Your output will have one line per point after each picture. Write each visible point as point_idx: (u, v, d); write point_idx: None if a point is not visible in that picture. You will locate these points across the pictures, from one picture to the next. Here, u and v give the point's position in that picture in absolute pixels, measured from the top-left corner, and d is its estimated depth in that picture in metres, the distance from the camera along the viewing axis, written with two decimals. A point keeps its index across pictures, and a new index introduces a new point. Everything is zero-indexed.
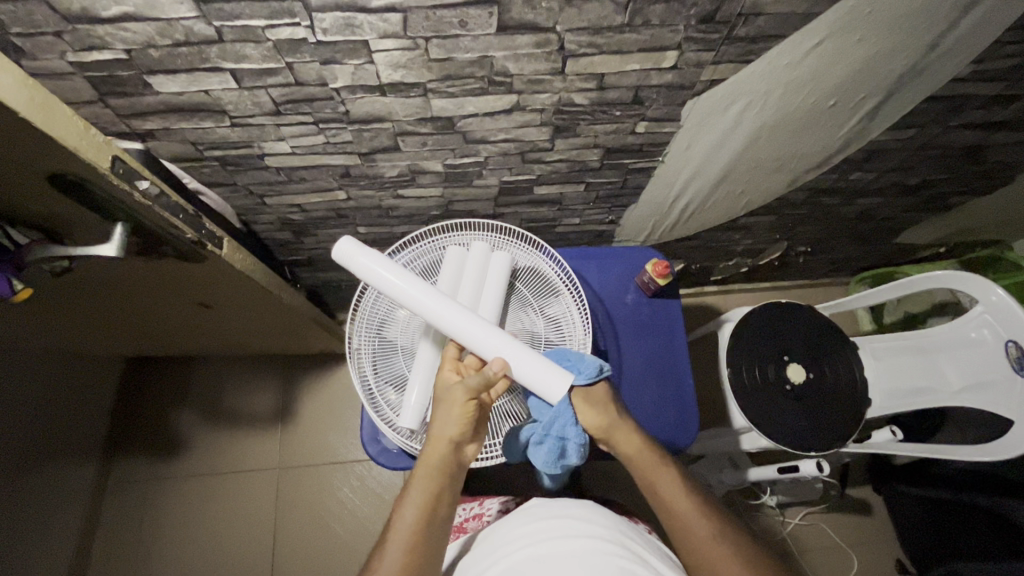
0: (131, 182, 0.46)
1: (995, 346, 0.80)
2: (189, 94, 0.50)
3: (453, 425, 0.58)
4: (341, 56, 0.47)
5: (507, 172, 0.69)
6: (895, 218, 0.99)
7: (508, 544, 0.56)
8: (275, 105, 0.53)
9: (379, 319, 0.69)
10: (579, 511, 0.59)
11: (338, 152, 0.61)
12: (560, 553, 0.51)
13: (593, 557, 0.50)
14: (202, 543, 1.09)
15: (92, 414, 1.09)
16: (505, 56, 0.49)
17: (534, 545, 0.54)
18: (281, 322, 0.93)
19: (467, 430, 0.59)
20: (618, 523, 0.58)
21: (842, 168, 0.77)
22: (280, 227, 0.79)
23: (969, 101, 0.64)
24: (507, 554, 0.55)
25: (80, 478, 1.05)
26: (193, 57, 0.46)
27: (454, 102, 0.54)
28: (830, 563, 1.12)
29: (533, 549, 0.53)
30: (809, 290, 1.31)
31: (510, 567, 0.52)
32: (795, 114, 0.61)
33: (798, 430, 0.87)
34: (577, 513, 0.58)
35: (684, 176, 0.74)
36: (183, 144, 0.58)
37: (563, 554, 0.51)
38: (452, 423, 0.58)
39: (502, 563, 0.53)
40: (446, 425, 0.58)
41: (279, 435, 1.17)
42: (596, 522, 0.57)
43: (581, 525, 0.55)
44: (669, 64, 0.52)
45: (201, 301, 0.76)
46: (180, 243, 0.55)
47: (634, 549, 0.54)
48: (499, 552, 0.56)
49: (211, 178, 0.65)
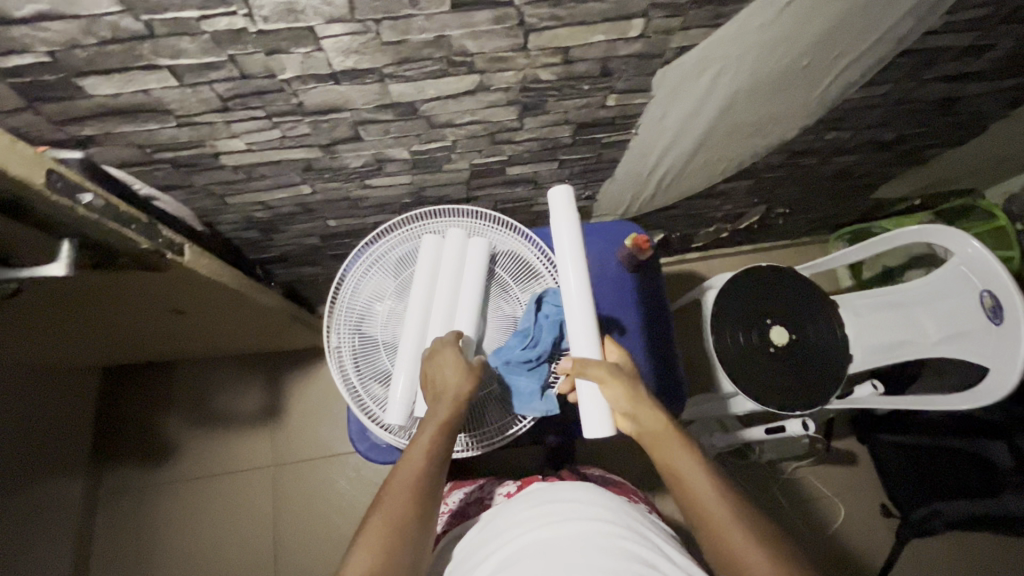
0: (73, 196, 0.43)
1: (971, 296, 0.80)
2: (127, 95, 0.47)
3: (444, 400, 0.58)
4: (286, 44, 0.44)
5: (477, 154, 0.67)
6: (872, 173, 0.98)
7: (510, 530, 0.56)
8: (223, 101, 0.49)
9: (357, 315, 0.69)
10: (582, 495, 0.59)
11: (297, 145, 0.58)
12: (565, 535, 0.51)
13: (599, 541, 0.50)
14: (202, 545, 1.09)
15: (75, 427, 1.06)
16: (463, 34, 0.46)
17: (538, 528, 0.53)
18: (258, 322, 0.90)
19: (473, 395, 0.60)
20: (617, 504, 0.59)
21: (818, 129, 0.76)
22: (246, 226, 0.76)
23: (942, 53, 0.63)
24: (510, 539, 0.54)
25: (70, 492, 1.04)
26: (125, 55, 0.42)
27: (414, 86, 0.52)
28: (819, 513, 1.16)
29: (537, 531, 0.53)
30: (789, 250, 1.32)
31: (515, 550, 0.52)
32: (768, 77, 0.60)
33: (784, 391, 0.88)
34: (578, 497, 0.58)
35: (660, 147, 0.72)
36: (129, 149, 0.55)
37: (568, 537, 0.51)
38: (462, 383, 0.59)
39: (505, 550, 0.53)
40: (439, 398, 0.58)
41: (269, 433, 1.16)
42: (600, 506, 0.57)
43: (584, 509, 0.55)
44: (635, 33, 0.50)
45: (171, 308, 0.73)
46: (136, 252, 0.52)
47: (637, 529, 0.55)
48: (501, 539, 0.55)
49: (165, 181, 0.62)
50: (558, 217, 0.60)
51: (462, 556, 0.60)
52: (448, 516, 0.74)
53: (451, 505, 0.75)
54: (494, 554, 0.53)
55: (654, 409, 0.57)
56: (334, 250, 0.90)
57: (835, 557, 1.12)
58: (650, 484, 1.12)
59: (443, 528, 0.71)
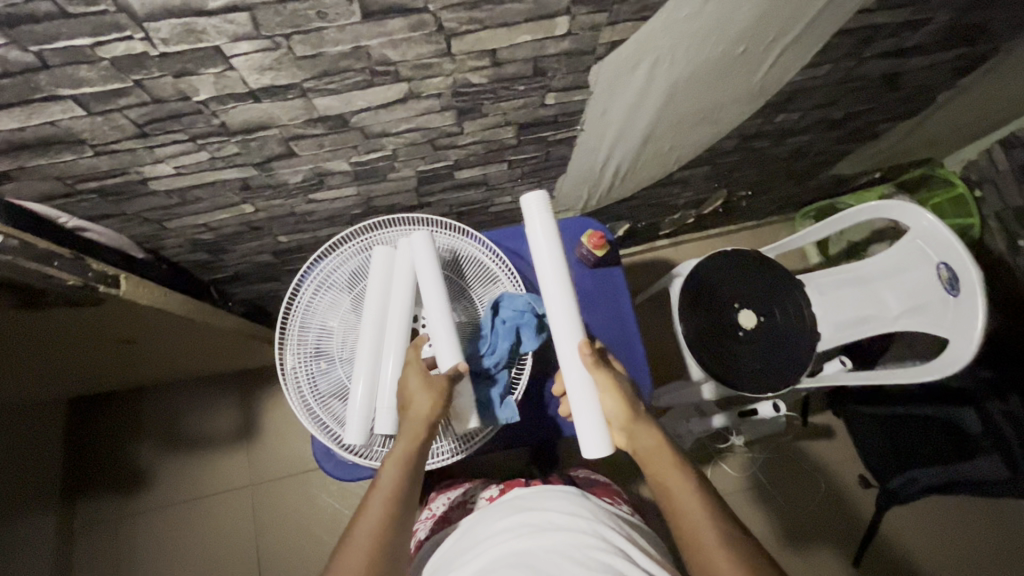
0: None
1: (928, 269, 0.81)
2: (33, 128, 0.45)
3: (427, 401, 0.58)
4: (194, 66, 0.42)
5: (421, 161, 0.66)
6: (828, 151, 0.98)
7: (484, 542, 0.55)
8: (139, 127, 0.47)
9: (311, 333, 0.67)
10: (562, 505, 0.58)
11: (229, 166, 0.56)
12: (539, 548, 0.51)
13: (576, 553, 0.50)
14: (183, 571, 1.07)
15: (40, 463, 1.04)
16: (380, 43, 0.44)
17: (515, 540, 0.53)
18: (219, 344, 0.88)
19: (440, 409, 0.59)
20: (592, 510, 0.58)
21: (766, 112, 0.76)
22: (193, 249, 0.74)
23: (880, 31, 0.62)
24: (485, 549, 0.53)
25: (41, 529, 1.01)
26: (20, 88, 0.40)
27: (340, 99, 0.50)
28: (801, 489, 1.17)
29: (514, 542, 0.52)
30: (757, 231, 1.32)
31: (491, 561, 0.51)
32: (706, 66, 0.59)
33: (753, 375, 0.88)
34: (552, 506, 0.58)
35: (608, 141, 0.71)
36: (48, 182, 0.52)
37: (542, 549, 0.51)
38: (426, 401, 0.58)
39: (480, 562, 0.52)
40: (422, 397, 0.58)
41: (245, 452, 1.15)
42: (579, 515, 0.56)
43: (563, 521, 0.55)
44: (562, 31, 0.48)
45: (119, 338, 0.71)
46: (63, 290, 0.50)
47: (611, 536, 0.54)
48: (474, 551, 0.54)
49: (96, 211, 0.60)
50: (533, 224, 0.63)
51: (438, 564, 0.59)
52: (432, 521, 0.73)
53: (435, 510, 0.75)
54: (469, 565, 0.53)
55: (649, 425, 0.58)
56: (291, 265, 0.88)
57: (818, 531, 1.14)
58: (632, 473, 1.12)
59: (427, 536, 0.71)
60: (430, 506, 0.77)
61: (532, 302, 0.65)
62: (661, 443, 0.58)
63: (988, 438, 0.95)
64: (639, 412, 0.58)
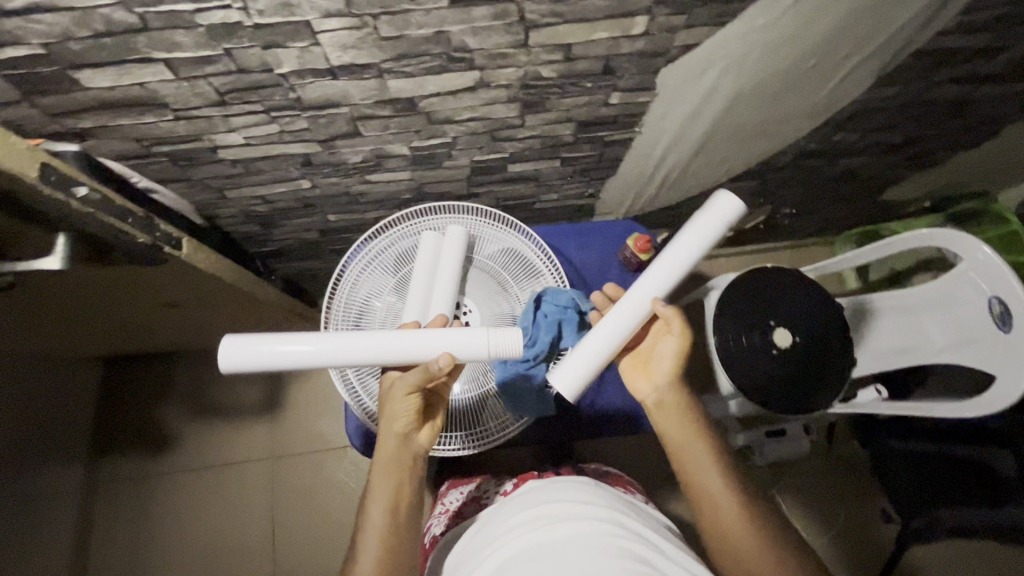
0: (68, 189, 0.43)
1: (979, 303, 0.78)
2: (123, 88, 0.46)
3: (400, 420, 0.57)
4: (283, 38, 0.43)
5: (477, 151, 0.66)
6: (881, 175, 0.97)
7: (505, 532, 0.55)
8: (220, 95, 0.49)
9: (355, 311, 0.68)
10: (578, 494, 0.58)
11: (296, 140, 0.58)
12: (558, 535, 0.51)
13: (592, 539, 0.50)
14: (200, 535, 1.10)
15: (76, 416, 1.07)
16: (462, 30, 0.45)
17: (532, 531, 0.53)
18: (257, 316, 0.90)
19: (414, 420, 0.58)
20: (612, 501, 0.58)
21: (825, 130, 0.75)
22: (246, 220, 0.76)
23: (955, 55, 0.61)
24: (506, 540, 0.54)
25: (70, 479, 1.05)
26: (119, 48, 0.42)
27: (413, 82, 0.51)
28: (820, 517, 1.14)
29: (532, 534, 0.52)
30: (795, 250, 1.30)
31: (510, 554, 0.51)
32: (774, 76, 0.58)
33: (785, 393, 0.87)
34: (572, 495, 0.58)
35: (663, 145, 0.71)
36: (126, 142, 0.54)
37: (561, 536, 0.51)
38: (399, 417, 0.57)
39: (501, 551, 0.52)
40: (393, 420, 0.57)
41: (269, 425, 1.16)
42: (596, 504, 0.56)
43: (578, 508, 0.55)
44: (639, 31, 0.49)
45: (169, 300, 0.73)
46: (132, 247, 0.52)
47: (631, 526, 0.54)
48: (496, 541, 0.55)
49: (164, 175, 0.62)
50: (705, 220, 0.60)
51: (459, 561, 0.59)
52: (447, 517, 0.74)
53: (451, 507, 0.75)
54: (490, 554, 0.53)
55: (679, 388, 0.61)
56: (335, 244, 0.90)
57: (834, 561, 1.11)
58: (648, 483, 1.11)
59: (442, 531, 0.71)
60: (444, 501, 0.78)
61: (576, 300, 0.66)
62: (685, 404, 0.60)
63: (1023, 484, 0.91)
64: (677, 370, 0.61)
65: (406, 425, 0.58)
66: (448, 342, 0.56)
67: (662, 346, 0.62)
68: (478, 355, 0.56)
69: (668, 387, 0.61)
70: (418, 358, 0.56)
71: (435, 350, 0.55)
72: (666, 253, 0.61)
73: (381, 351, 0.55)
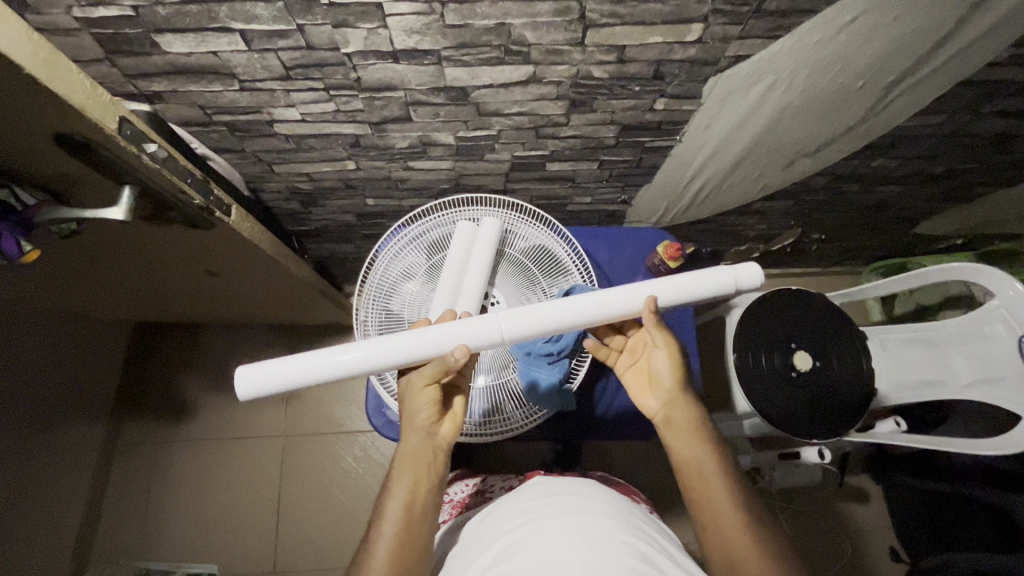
0: (140, 145, 0.45)
1: (1011, 343, 0.77)
2: (198, 55, 0.49)
3: (422, 412, 0.58)
4: (353, 19, 0.45)
5: (519, 147, 0.68)
6: (916, 206, 0.96)
7: (510, 521, 0.55)
8: (285, 70, 0.51)
9: (386, 290, 0.70)
10: (586, 490, 0.58)
11: (348, 121, 0.60)
12: (563, 527, 0.51)
13: (598, 533, 0.50)
14: (209, 505, 1.12)
15: (103, 376, 1.10)
16: (523, 24, 0.47)
17: (536, 521, 0.53)
18: (287, 293, 0.92)
19: (437, 412, 0.59)
20: (620, 501, 0.58)
21: (865, 154, 0.75)
22: (289, 196, 0.78)
23: (1003, 88, 0.62)
24: (510, 530, 0.54)
25: (91, 437, 1.07)
26: (201, 16, 0.44)
27: (469, 72, 0.53)
28: (828, 550, 1.12)
29: (537, 524, 0.52)
30: (821, 278, 1.30)
31: (513, 542, 0.51)
32: (821, 95, 0.59)
33: (800, 417, 0.85)
34: (580, 491, 0.58)
35: (701, 156, 0.72)
36: (190, 108, 0.57)
37: (566, 528, 0.51)
38: (422, 410, 0.58)
39: (505, 541, 0.52)
40: (416, 412, 0.58)
41: (284, 404, 1.18)
42: (603, 501, 0.56)
43: (586, 502, 0.55)
44: (692, 38, 0.50)
45: (209, 268, 0.75)
46: (187, 208, 0.54)
47: (637, 525, 0.54)
48: (501, 529, 0.55)
49: (219, 144, 0.64)
50: (728, 276, 0.58)
51: (460, 548, 0.59)
52: (450, 507, 0.74)
53: (455, 497, 0.75)
54: (494, 545, 0.53)
55: (687, 403, 0.60)
56: (368, 229, 0.92)
57: None
58: (654, 497, 1.11)
59: (446, 520, 0.71)
60: (448, 491, 0.78)
61: None
62: (693, 420, 0.59)
63: None
64: (681, 383, 0.60)
65: (427, 417, 0.58)
66: (458, 333, 0.56)
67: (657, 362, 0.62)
68: (490, 341, 0.56)
69: (675, 402, 0.60)
70: (433, 353, 0.56)
71: (449, 342, 0.55)
72: (691, 275, 0.58)
73: (395, 351, 0.55)
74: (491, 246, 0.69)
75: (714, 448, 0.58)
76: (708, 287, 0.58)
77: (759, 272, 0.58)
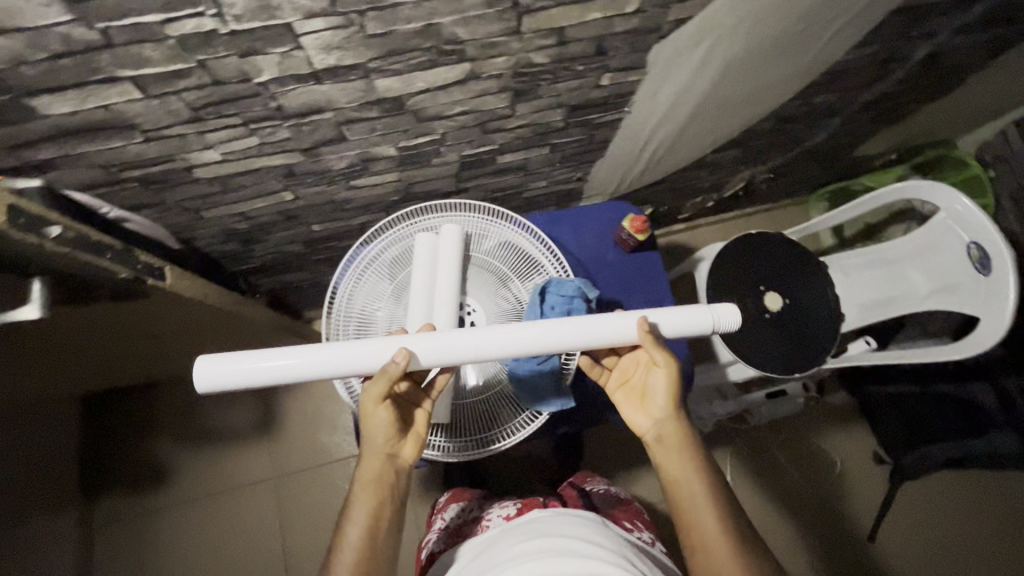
0: (40, 230, 0.39)
1: (958, 250, 0.80)
2: (86, 112, 0.42)
3: (380, 436, 0.55)
4: (262, 44, 0.40)
5: (467, 145, 0.64)
6: (854, 132, 0.98)
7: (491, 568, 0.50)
8: (194, 111, 0.45)
9: (354, 323, 0.66)
10: (575, 527, 0.53)
11: (276, 152, 0.54)
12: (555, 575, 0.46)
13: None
14: (209, 567, 1.06)
15: (61, 462, 1.01)
16: (453, 21, 0.42)
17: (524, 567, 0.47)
18: (244, 337, 0.86)
19: (395, 435, 0.56)
20: (613, 539, 0.54)
21: (807, 92, 0.75)
22: (225, 238, 0.71)
23: (932, 9, 0.62)
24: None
25: (62, 532, 0.99)
26: (80, 69, 0.38)
27: (402, 80, 0.48)
28: (820, 467, 1.18)
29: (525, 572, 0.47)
30: (773, 213, 1.33)
31: None
32: (764, 44, 0.58)
33: (781, 357, 0.87)
34: (570, 528, 0.53)
35: (652, 123, 0.70)
36: (92, 169, 0.50)
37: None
38: (378, 434, 0.55)
39: None
40: (373, 434, 0.55)
41: (266, 445, 1.12)
42: (593, 538, 0.52)
43: (576, 541, 0.50)
44: (632, 8, 0.47)
45: (152, 332, 0.68)
46: (114, 282, 0.48)
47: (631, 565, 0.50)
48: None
49: (134, 200, 0.57)
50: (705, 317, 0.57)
51: None
52: (445, 534, 0.69)
53: (449, 522, 0.71)
54: None
55: (680, 422, 0.58)
56: (319, 254, 0.86)
57: (835, 507, 1.16)
58: None
59: (439, 547, 0.67)
60: (443, 515, 0.73)
61: (579, 284, 0.64)
62: (687, 440, 0.57)
63: (1001, 413, 0.95)
64: (675, 403, 0.58)
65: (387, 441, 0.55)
66: (408, 339, 0.52)
67: (657, 379, 0.59)
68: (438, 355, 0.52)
69: (669, 421, 0.58)
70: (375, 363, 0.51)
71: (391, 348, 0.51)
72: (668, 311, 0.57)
73: (342, 356, 0.51)
74: (456, 254, 0.66)
75: (707, 471, 0.56)
76: (684, 318, 0.57)
77: (734, 316, 0.58)
